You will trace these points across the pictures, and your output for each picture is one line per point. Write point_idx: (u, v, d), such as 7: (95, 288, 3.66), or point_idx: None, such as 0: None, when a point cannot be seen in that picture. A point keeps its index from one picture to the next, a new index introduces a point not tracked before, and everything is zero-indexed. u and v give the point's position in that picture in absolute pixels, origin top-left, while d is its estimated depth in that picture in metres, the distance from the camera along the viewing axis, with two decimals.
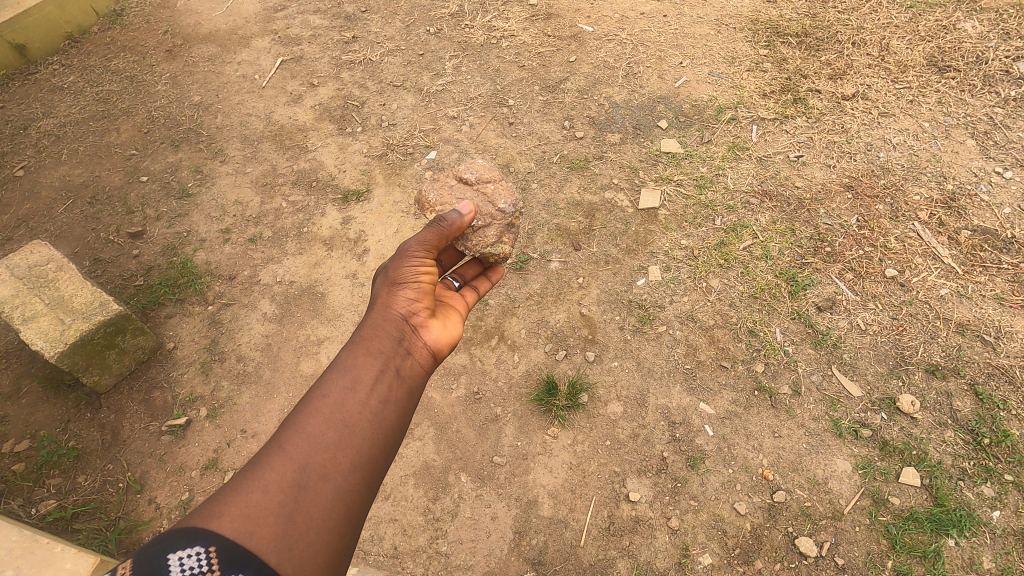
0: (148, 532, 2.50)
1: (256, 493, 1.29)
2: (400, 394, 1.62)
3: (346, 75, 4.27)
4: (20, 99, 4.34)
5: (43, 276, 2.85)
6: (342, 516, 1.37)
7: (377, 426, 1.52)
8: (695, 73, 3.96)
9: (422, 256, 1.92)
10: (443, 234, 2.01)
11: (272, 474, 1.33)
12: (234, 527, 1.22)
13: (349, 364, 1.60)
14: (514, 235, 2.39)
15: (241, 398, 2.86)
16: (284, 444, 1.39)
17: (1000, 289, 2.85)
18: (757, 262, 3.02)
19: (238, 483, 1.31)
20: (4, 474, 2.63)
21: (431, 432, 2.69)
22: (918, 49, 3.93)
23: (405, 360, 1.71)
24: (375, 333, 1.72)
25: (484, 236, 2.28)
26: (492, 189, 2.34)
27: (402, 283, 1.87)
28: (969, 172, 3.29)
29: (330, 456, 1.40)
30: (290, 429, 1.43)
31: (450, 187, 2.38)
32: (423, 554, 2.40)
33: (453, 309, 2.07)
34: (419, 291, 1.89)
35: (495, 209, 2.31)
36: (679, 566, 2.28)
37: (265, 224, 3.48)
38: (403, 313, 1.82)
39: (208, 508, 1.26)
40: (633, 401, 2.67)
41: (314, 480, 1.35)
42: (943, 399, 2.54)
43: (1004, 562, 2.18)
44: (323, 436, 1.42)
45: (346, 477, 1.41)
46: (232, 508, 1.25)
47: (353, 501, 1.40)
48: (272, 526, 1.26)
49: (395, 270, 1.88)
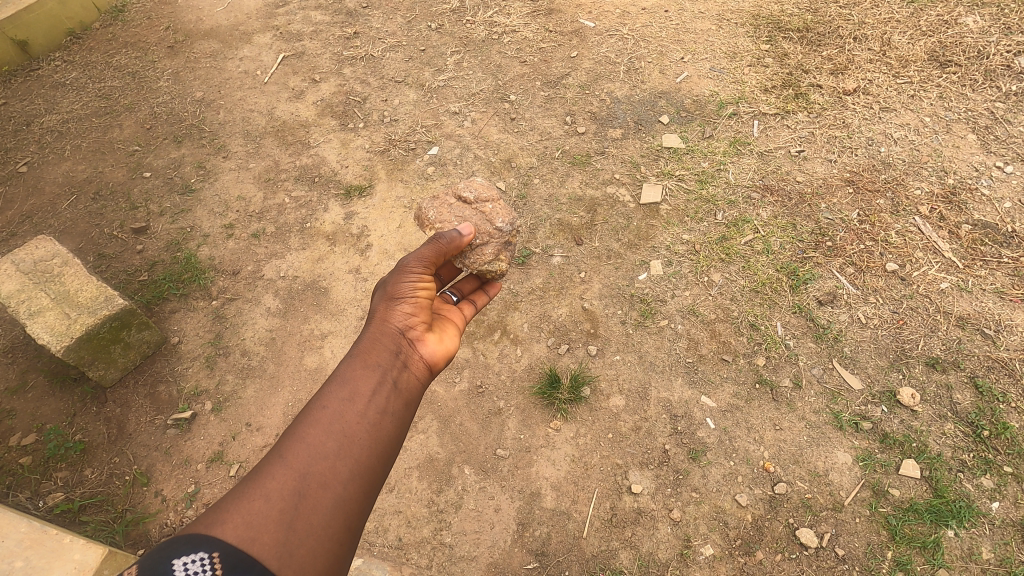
0: (155, 524, 2.52)
1: (258, 501, 1.31)
2: (397, 405, 1.64)
3: (348, 72, 4.28)
4: (22, 96, 4.35)
5: (48, 270, 2.87)
6: (342, 524, 1.39)
7: (375, 437, 1.54)
8: (696, 69, 3.97)
9: (419, 272, 1.95)
10: (441, 251, 2.03)
11: (274, 482, 1.35)
12: (236, 534, 1.24)
13: (348, 376, 1.62)
14: (511, 252, 2.41)
15: (246, 392, 2.88)
16: (285, 453, 1.41)
17: (999, 283, 2.87)
18: (758, 257, 3.03)
19: (240, 492, 1.33)
20: (12, 467, 2.66)
21: (435, 425, 2.71)
22: (919, 44, 3.93)
23: (402, 372, 1.73)
24: (373, 346, 1.74)
25: (482, 254, 2.29)
26: (490, 208, 2.37)
27: (399, 298, 1.89)
28: (970, 167, 3.30)
29: (329, 465, 1.42)
30: (291, 439, 1.44)
31: (449, 205, 2.40)
32: (427, 545, 2.42)
33: (451, 322, 2.08)
34: (415, 306, 1.90)
35: (493, 228, 2.32)
36: (680, 556, 2.31)
37: (267, 219, 3.50)
38: (401, 327, 1.84)
39: (210, 515, 1.28)
40: (634, 394, 2.69)
41: (314, 489, 1.37)
42: (943, 392, 2.56)
43: (1003, 552, 2.21)
44: (322, 446, 1.44)
45: (346, 486, 1.42)
46: (234, 516, 1.27)
47: (352, 510, 1.42)
48: (273, 532, 1.27)
49: (394, 284, 1.90)
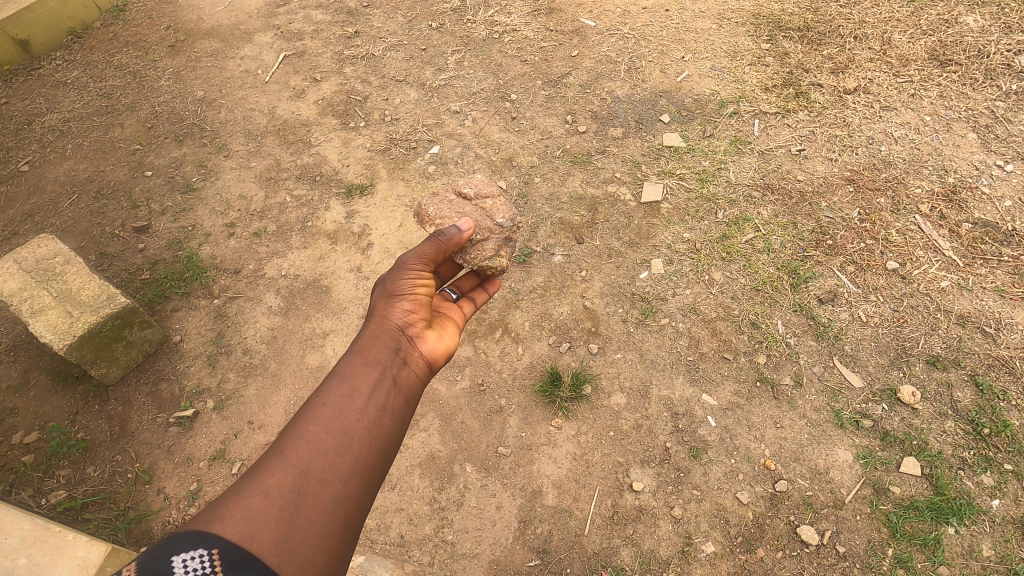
0: (157, 522, 2.53)
1: (258, 498, 1.31)
2: (397, 402, 1.64)
3: (349, 71, 4.28)
4: (23, 95, 4.35)
5: (50, 269, 2.87)
6: (341, 521, 1.39)
7: (375, 434, 1.55)
8: (697, 68, 3.97)
9: (419, 269, 1.95)
10: (442, 248, 2.03)
11: (273, 479, 1.35)
12: (235, 531, 1.24)
13: (347, 373, 1.63)
14: (512, 249, 2.42)
15: (248, 390, 2.88)
16: (284, 450, 1.41)
17: (1000, 281, 2.87)
18: (759, 255, 3.04)
19: (240, 489, 1.33)
20: (14, 465, 2.67)
21: (436, 423, 2.72)
22: (920, 43, 3.93)
23: (402, 369, 1.73)
24: (372, 343, 1.75)
25: (483, 250, 2.29)
26: (490, 204, 2.38)
27: (399, 295, 1.89)
28: (971, 165, 3.31)
29: (329, 462, 1.43)
30: (290, 437, 1.45)
31: (449, 202, 2.40)
32: (429, 543, 2.42)
33: (450, 319, 2.09)
34: (415, 303, 1.91)
35: (493, 224, 2.33)
36: (681, 554, 2.31)
37: (269, 218, 3.50)
38: (400, 324, 1.85)
39: (209, 512, 1.28)
40: (636, 393, 2.70)
41: (314, 486, 1.38)
42: (943, 390, 2.57)
43: (1003, 549, 2.21)
44: (322, 442, 1.45)
45: (346, 483, 1.43)
46: (234, 513, 1.28)
47: (352, 506, 1.43)
48: (272, 529, 1.28)
49: (393, 281, 1.90)
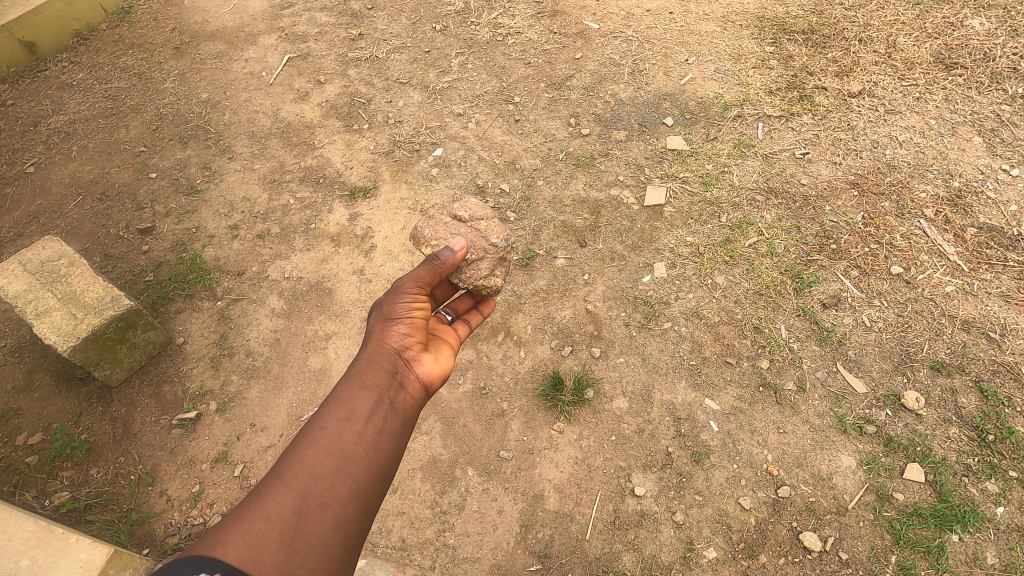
0: (159, 523, 2.53)
1: (259, 521, 1.32)
2: (394, 425, 1.64)
3: (353, 73, 4.30)
4: (29, 96, 4.38)
5: (55, 270, 2.89)
6: (341, 543, 1.40)
7: (375, 457, 1.55)
8: (701, 71, 3.96)
9: (415, 293, 1.93)
10: (437, 272, 2.00)
11: (273, 503, 1.36)
12: (237, 555, 1.25)
13: (345, 397, 1.63)
14: (507, 269, 2.41)
15: (250, 392, 2.89)
16: (284, 475, 1.42)
17: (1005, 286, 2.86)
18: (762, 259, 3.03)
19: (241, 512, 1.34)
20: (18, 466, 2.68)
21: (439, 427, 2.72)
22: (926, 46, 3.92)
23: (399, 393, 1.73)
24: (370, 366, 1.74)
25: (478, 269, 2.29)
26: (484, 226, 2.38)
27: (396, 318, 1.88)
28: (976, 169, 3.29)
29: (328, 486, 1.43)
30: (290, 461, 1.45)
31: (444, 224, 2.40)
32: (431, 547, 2.42)
33: (445, 342, 2.08)
34: (412, 326, 1.89)
35: (488, 244, 2.33)
36: (684, 560, 2.30)
37: (273, 220, 3.51)
38: (397, 347, 1.84)
39: (212, 535, 1.29)
40: (638, 396, 2.69)
41: (314, 509, 1.38)
42: (948, 396, 2.55)
43: (1008, 557, 2.19)
44: (321, 466, 1.45)
45: (345, 505, 1.43)
46: (235, 537, 1.28)
47: (351, 528, 1.43)
48: (273, 554, 1.28)
49: (389, 305, 1.89)
